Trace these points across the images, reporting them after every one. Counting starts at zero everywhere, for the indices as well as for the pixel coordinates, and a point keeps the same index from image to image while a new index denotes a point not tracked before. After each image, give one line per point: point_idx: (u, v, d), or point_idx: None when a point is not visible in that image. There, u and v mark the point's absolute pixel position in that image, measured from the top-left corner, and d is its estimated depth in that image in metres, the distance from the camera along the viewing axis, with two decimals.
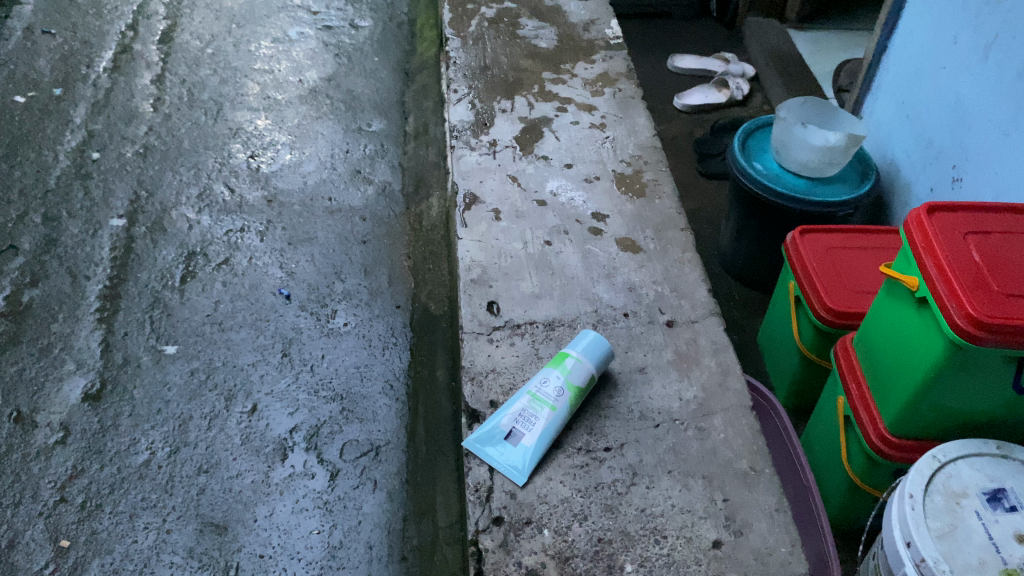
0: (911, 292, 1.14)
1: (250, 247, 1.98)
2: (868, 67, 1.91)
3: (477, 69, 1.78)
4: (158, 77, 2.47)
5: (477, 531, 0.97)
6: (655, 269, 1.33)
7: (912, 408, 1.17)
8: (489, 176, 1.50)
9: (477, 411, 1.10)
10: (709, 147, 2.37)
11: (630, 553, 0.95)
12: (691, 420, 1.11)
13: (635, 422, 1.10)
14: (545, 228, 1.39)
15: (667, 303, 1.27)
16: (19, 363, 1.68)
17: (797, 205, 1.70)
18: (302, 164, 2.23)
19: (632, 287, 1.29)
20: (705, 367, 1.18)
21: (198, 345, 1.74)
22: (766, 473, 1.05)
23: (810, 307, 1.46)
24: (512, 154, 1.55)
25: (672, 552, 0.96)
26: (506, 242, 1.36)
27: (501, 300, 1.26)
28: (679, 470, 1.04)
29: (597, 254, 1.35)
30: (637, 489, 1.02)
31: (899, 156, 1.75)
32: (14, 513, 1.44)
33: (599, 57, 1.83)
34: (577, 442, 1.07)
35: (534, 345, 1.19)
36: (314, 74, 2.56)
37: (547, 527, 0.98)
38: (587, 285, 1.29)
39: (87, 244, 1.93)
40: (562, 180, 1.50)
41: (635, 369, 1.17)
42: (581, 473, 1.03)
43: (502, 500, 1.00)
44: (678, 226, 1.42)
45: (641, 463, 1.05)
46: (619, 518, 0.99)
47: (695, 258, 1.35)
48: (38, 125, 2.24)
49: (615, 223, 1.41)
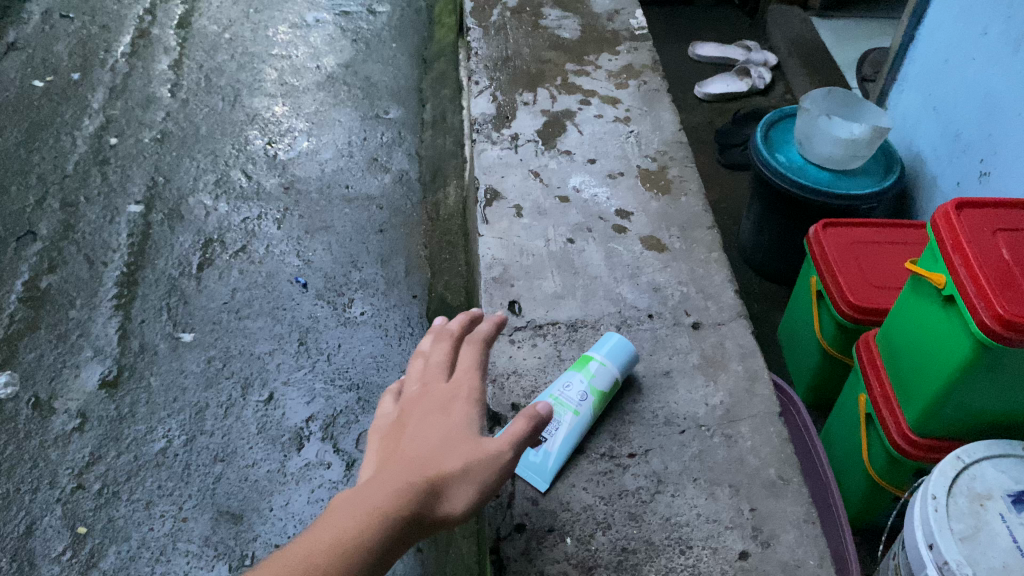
0: (937, 290, 1.11)
1: (267, 235, 1.97)
2: (894, 58, 1.87)
3: (498, 60, 1.76)
4: (176, 62, 2.46)
5: (498, 539, 0.94)
6: (680, 269, 1.31)
7: (936, 408, 1.15)
8: (511, 172, 1.48)
9: (498, 415, 1.08)
10: (730, 137, 2.34)
11: (655, 563, 0.93)
12: (717, 426, 1.08)
13: (659, 427, 1.08)
14: (567, 226, 1.37)
15: (692, 305, 1.25)
16: (37, 350, 1.68)
17: (820, 198, 1.67)
18: (320, 152, 2.22)
19: (656, 288, 1.27)
20: (732, 372, 1.15)
21: (215, 334, 1.74)
22: (794, 483, 1.02)
23: (832, 302, 1.44)
24: (534, 148, 1.53)
25: (698, 563, 0.93)
26: (528, 239, 1.35)
27: (523, 299, 1.25)
28: (704, 478, 1.02)
29: (621, 253, 1.33)
30: (662, 497, 1.00)
31: (924, 150, 1.72)
32: (32, 498, 1.45)
33: (623, 48, 1.81)
34: (600, 447, 1.05)
35: (556, 346, 1.17)
36: (331, 60, 2.54)
37: (570, 535, 0.95)
38: (611, 285, 1.27)
39: (105, 230, 1.92)
40: (585, 175, 1.48)
41: (660, 373, 1.15)
42: (604, 479, 1.01)
43: (523, 507, 0.98)
44: (705, 225, 1.39)
45: (667, 471, 1.03)
46: (643, 527, 0.97)
47: (721, 258, 1.33)
48: (56, 110, 2.23)
49: (640, 221, 1.39)
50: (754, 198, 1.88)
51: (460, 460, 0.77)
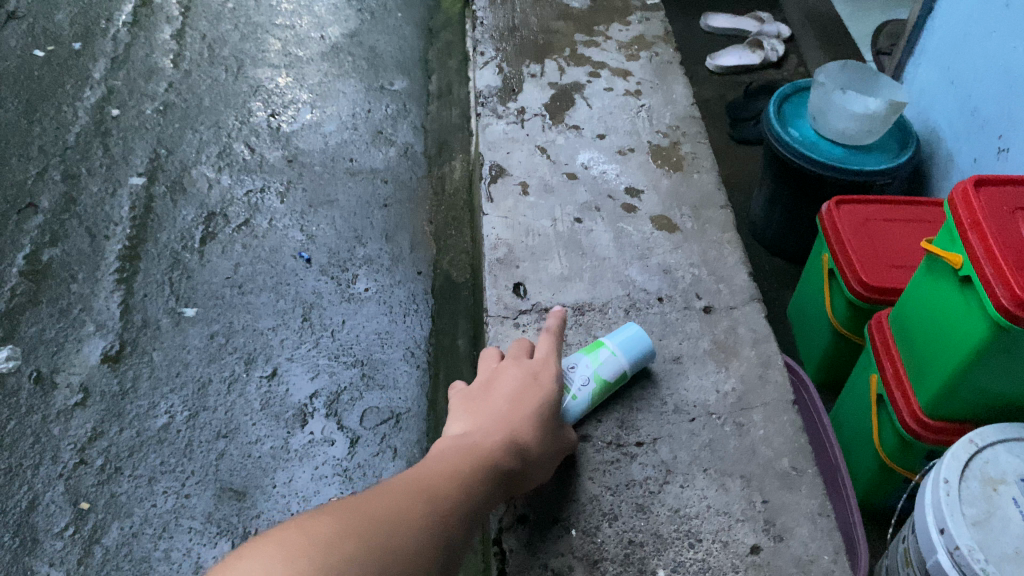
0: (953, 270, 1.08)
1: (270, 209, 1.94)
2: (911, 30, 1.82)
3: (505, 31, 1.72)
4: (179, 32, 2.42)
5: (500, 530, 0.93)
6: (692, 250, 1.28)
7: (950, 390, 1.12)
8: (516, 148, 1.45)
9: None
10: (742, 111, 2.30)
11: (663, 557, 0.91)
12: (728, 414, 1.06)
13: (668, 415, 1.05)
14: (575, 205, 1.34)
15: (704, 288, 1.22)
16: (39, 324, 1.66)
17: (833, 173, 1.63)
18: (324, 124, 2.18)
19: (667, 270, 1.25)
20: (745, 358, 1.13)
21: (218, 309, 1.72)
22: (809, 474, 1.00)
23: (844, 281, 1.41)
24: (541, 123, 1.49)
25: (708, 557, 0.91)
26: (534, 219, 1.32)
27: (528, 281, 1.22)
28: (714, 469, 1.00)
29: (631, 233, 1.30)
30: (671, 488, 0.98)
31: (941, 125, 1.68)
32: (35, 474, 1.44)
33: (634, 19, 1.77)
34: (606, 435, 1.03)
35: (563, 329, 1.15)
36: (336, 31, 2.50)
37: (576, 526, 0.93)
38: (620, 266, 1.25)
39: (107, 203, 1.90)
40: (594, 151, 1.44)
41: (670, 359, 1.12)
42: (611, 469, 0.99)
43: (527, 498, 0.95)
44: (717, 204, 1.36)
45: (676, 460, 1.01)
46: (651, 519, 0.95)
47: (735, 239, 1.30)
48: (58, 81, 2.20)
49: (650, 200, 1.36)
50: (765, 174, 1.85)
51: (546, 436, 0.93)
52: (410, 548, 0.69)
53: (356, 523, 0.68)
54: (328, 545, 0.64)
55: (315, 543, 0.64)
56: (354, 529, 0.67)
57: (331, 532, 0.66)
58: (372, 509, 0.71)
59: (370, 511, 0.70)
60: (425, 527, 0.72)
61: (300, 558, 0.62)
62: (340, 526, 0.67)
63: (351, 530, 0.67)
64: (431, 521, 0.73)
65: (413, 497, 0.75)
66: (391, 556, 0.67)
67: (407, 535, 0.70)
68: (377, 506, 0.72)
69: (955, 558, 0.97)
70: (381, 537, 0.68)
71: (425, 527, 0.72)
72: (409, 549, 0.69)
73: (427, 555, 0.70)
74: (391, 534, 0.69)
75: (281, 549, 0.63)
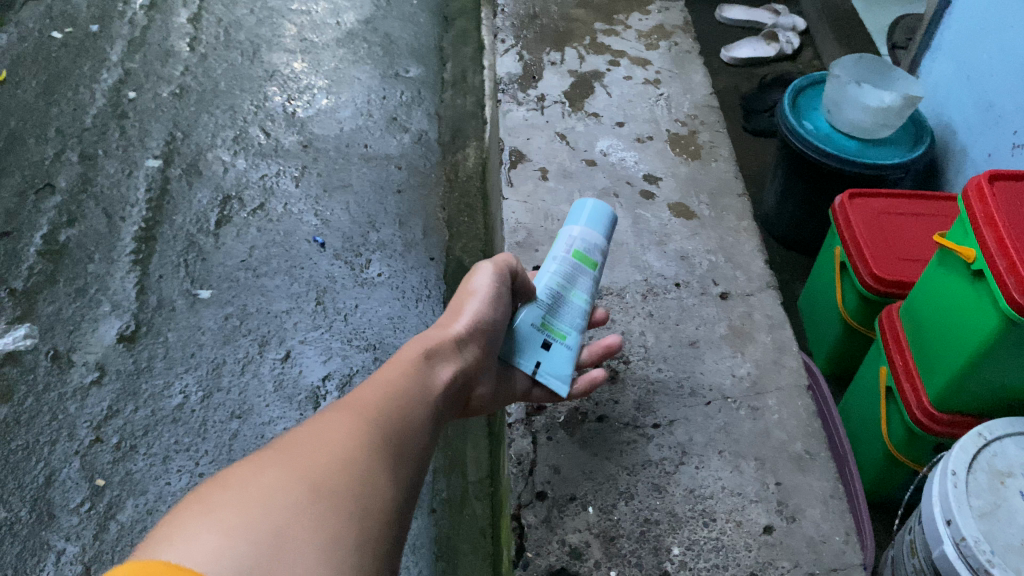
0: (966, 264, 1.09)
1: (285, 193, 1.96)
2: (928, 25, 1.82)
3: (525, 18, 1.71)
4: (195, 16, 2.43)
5: (519, 505, 0.92)
6: (709, 237, 1.28)
7: (959, 383, 1.13)
8: (536, 134, 1.44)
9: None
10: (757, 103, 2.31)
11: (678, 536, 0.91)
12: (743, 399, 1.06)
13: (685, 397, 1.06)
14: (593, 190, 1.34)
15: (721, 273, 1.23)
16: (55, 302, 1.68)
17: (846, 165, 1.64)
18: (339, 110, 2.19)
19: (684, 257, 1.25)
20: (761, 343, 1.13)
21: (232, 291, 1.74)
22: (822, 457, 1.00)
23: (855, 273, 1.42)
24: (561, 110, 1.49)
25: (721, 536, 0.91)
26: (553, 203, 1.29)
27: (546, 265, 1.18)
28: (729, 451, 1.00)
29: (648, 219, 1.30)
30: (687, 469, 0.97)
31: (955, 120, 1.68)
32: (51, 450, 1.46)
33: (654, 8, 1.77)
34: (623, 417, 1.03)
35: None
36: (351, 17, 2.51)
37: (593, 504, 0.93)
38: (637, 251, 1.25)
39: (123, 185, 1.92)
40: (613, 139, 1.44)
41: (686, 342, 1.13)
42: (627, 450, 0.99)
43: (545, 475, 0.95)
44: (734, 192, 1.37)
45: (691, 442, 1.01)
46: (667, 498, 0.94)
47: (751, 227, 1.31)
48: (75, 63, 2.21)
49: (668, 186, 1.36)
50: (778, 166, 1.85)
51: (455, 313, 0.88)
52: (343, 455, 0.62)
53: (280, 455, 0.60)
54: (255, 480, 0.57)
55: (240, 485, 0.56)
56: (278, 461, 0.60)
57: (255, 470, 0.58)
58: (292, 439, 0.63)
59: (291, 440, 0.63)
60: (354, 437, 0.65)
61: (231, 501, 0.54)
62: (260, 464, 0.59)
63: (275, 462, 0.59)
64: (360, 430, 0.66)
65: (335, 416, 0.68)
66: (328, 468, 0.60)
67: (336, 447, 0.63)
68: (297, 436, 0.64)
69: (961, 549, 0.97)
70: (308, 457, 0.61)
71: (356, 435, 0.65)
72: (342, 456, 0.62)
73: (366, 458, 0.64)
74: (316, 451, 0.62)
75: (201, 500, 0.55)
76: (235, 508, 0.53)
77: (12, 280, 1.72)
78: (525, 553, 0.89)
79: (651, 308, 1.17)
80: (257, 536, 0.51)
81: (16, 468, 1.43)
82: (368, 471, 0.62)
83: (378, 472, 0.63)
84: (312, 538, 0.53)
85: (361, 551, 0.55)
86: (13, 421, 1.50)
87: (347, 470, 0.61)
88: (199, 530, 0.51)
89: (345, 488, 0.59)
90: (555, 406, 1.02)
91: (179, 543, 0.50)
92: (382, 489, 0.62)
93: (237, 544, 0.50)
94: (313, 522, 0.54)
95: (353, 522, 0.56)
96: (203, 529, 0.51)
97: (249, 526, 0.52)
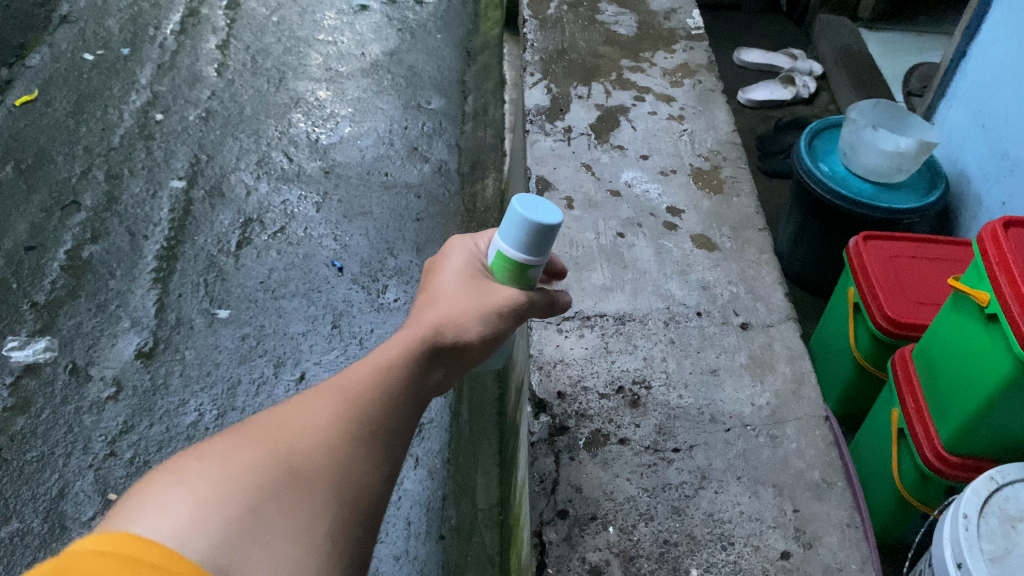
0: (980, 307, 1.10)
1: (305, 218, 1.99)
2: (943, 73, 1.85)
3: (554, 53, 1.69)
4: (224, 42, 2.48)
5: (541, 522, 0.91)
6: (731, 268, 1.25)
7: (971, 425, 1.13)
8: (563, 164, 1.42)
9: (544, 402, 1.04)
10: (772, 144, 2.33)
11: (696, 557, 0.89)
12: (763, 426, 1.03)
13: (705, 424, 1.03)
14: (618, 220, 1.32)
15: (742, 305, 1.19)
16: (76, 317, 1.70)
17: (861, 209, 1.66)
18: (361, 138, 2.23)
19: (706, 286, 1.22)
20: (780, 374, 1.10)
21: (250, 312, 1.76)
22: (839, 486, 0.96)
23: (868, 314, 1.42)
24: (587, 141, 1.47)
25: (740, 560, 0.89)
26: (578, 231, 1.29)
27: (571, 290, 1.19)
28: (749, 477, 0.97)
29: (671, 249, 1.27)
30: (705, 493, 0.95)
31: (970, 166, 1.70)
32: (66, 462, 1.48)
33: (679, 47, 1.74)
34: (644, 440, 1.00)
35: (604, 338, 1.13)
36: (376, 48, 2.56)
37: (613, 524, 0.92)
38: (660, 280, 1.22)
39: (147, 204, 1.95)
40: (637, 171, 1.42)
41: (707, 370, 1.10)
42: (648, 472, 0.97)
43: (567, 493, 0.94)
44: (756, 226, 1.33)
45: (711, 467, 0.98)
46: (686, 521, 0.92)
47: (773, 260, 1.27)
48: (105, 84, 2.26)
49: (691, 219, 1.33)
50: (793, 206, 1.88)
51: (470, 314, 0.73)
52: (330, 440, 0.56)
53: (266, 431, 0.55)
54: (234, 457, 0.52)
55: (220, 459, 0.51)
56: (263, 437, 0.54)
57: (236, 445, 0.53)
58: (280, 414, 0.57)
59: (279, 416, 0.57)
60: (346, 419, 0.58)
61: (208, 474, 0.50)
62: (243, 439, 0.54)
63: (259, 440, 0.54)
64: (355, 409, 0.59)
65: (328, 390, 0.60)
66: (312, 452, 0.54)
67: (324, 429, 0.56)
68: (285, 411, 0.58)
69: None
70: (294, 437, 0.55)
71: (348, 417, 0.58)
72: (330, 441, 0.56)
73: (357, 444, 0.57)
74: (300, 432, 0.55)
75: (177, 468, 0.50)
76: (212, 481, 0.49)
77: (34, 293, 1.74)
78: (546, 569, 0.87)
79: (673, 335, 1.14)
80: (231, 514, 0.47)
81: (31, 480, 1.45)
82: (357, 458, 0.56)
83: (365, 461, 0.56)
84: (284, 530, 0.48)
85: (337, 549, 0.50)
86: (30, 433, 1.51)
87: (332, 457, 0.55)
88: (171, 499, 0.47)
89: (327, 478, 0.53)
90: (578, 428, 1.01)
91: (147, 513, 0.45)
92: (369, 481, 0.56)
93: (208, 521, 0.46)
94: (288, 510, 0.49)
95: (331, 513, 0.51)
96: (173, 500, 0.47)
97: (224, 504, 0.47)
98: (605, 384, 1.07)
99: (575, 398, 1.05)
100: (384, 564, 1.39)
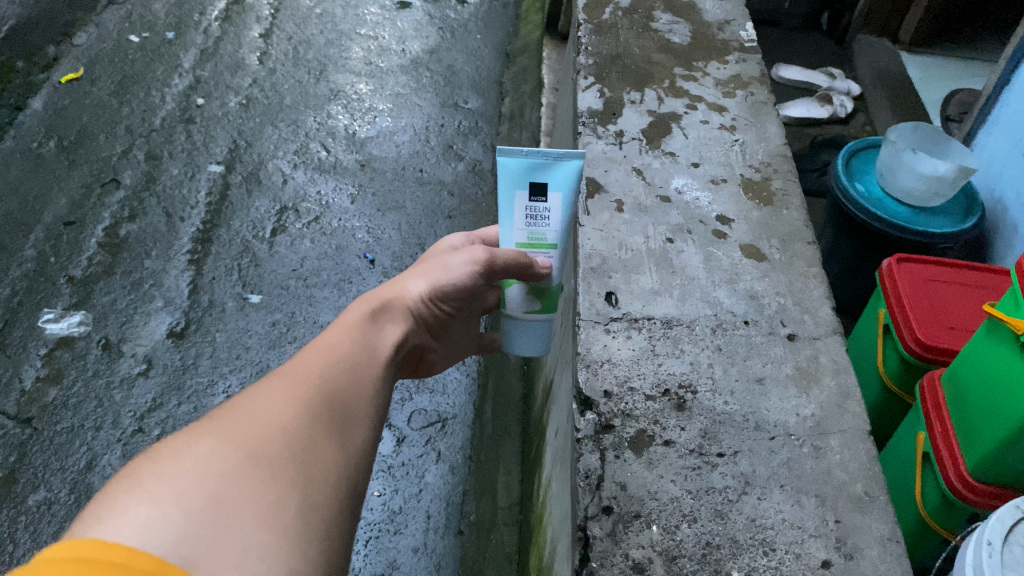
0: (1016, 336, 1.09)
1: (340, 210, 2.01)
2: (986, 100, 1.84)
3: (607, 57, 1.70)
4: (267, 31, 2.51)
5: (586, 517, 0.92)
6: (779, 280, 1.25)
7: (1001, 455, 1.12)
8: (613, 167, 1.43)
9: (590, 400, 1.05)
10: (807, 162, 2.33)
11: (738, 561, 0.90)
12: (807, 437, 1.03)
13: (749, 431, 1.03)
14: (667, 225, 1.32)
15: (789, 316, 1.19)
16: (111, 294, 1.73)
17: (898, 232, 1.66)
18: (397, 133, 2.25)
19: (753, 296, 1.22)
20: (825, 387, 1.10)
21: (282, 299, 1.78)
22: (881, 501, 0.97)
23: (899, 338, 1.41)
24: (638, 146, 1.47)
25: (781, 566, 0.89)
26: (627, 234, 1.29)
27: (619, 292, 1.20)
28: (792, 486, 0.97)
29: (720, 257, 1.28)
30: (748, 499, 0.96)
31: (1009, 195, 1.69)
32: (94, 436, 1.50)
33: (732, 59, 1.74)
34: (689, 443, 1.01)
35: (651, 341, 1.13)
36: (416, 45, 2.58)
37: (656, 523, 0.92)
38: (707, 287, 1.22)
39: (185, 186, 1.97)
40: (687, 178, 1.42)
41: (752, 379, 1.10)
42: (692, 474, 0.98)
43: (612, 490, 0.95)
44: (805, 240, 1.33)
45: (754, 474, 0.99)
46: (728, 525, 0.93)
47: (821, 274, 1.27)
48: (149, 66, 2.29)
49: (740, 229, 1.33)
50: (829, 224, 1.88)
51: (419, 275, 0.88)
52: (282, 426, 0.62)
53: (217, 427, 0.60)
54: (188, 453, 0.57)
55: (173, 456, 0.56)
56: (214, 433, 0.59)
57: (188, 443, 0.58)
58: (231, 411, 0.63)
59: (229, 412, 0.62)
60: (293, 404, 0.65)
61: (165, 472, 0.54)
62: (195, 437, 0.59)
63: (211, 434, 0.59)
64: (301, 396, 0.66)
65: (275, 385, 0.67)
66: (264, 439, 0.60)
67: (274, 417, 0.63)
68: (233, 407, 0.64)
69: None
70: (246, 428, 0.61)
71: (295, 401, 0.65)
72: (280, 427, 0.62)
73: (307, 428, 0.63)
74: (255, 423, 0.61)
75: (133, 473, 0.55)
76: (169, 479, 0.54)
77: (71, 268, 1.76)
78: (589, 563, 0.88)
79: (720, 342, 1.14)
80: (191, 506, 0.52)
81: (60, 451, 1.47)
82: (309, 440, 0.62)
83: (319, 439, 0.63)
84: (245, 511, 0.53)
85: (301, 520, 0.56)
86: (61, 405, 1.54)
87: (285, 440, 0.61)
88: (130, 504, 0.51)
89: (283, 461, 0.59)
90: (623, 427, 1.02)
91: (110, 517, 0.50)
92: (323, 460, 0.62)
93: (170, 517, 0.50)
94: (248, 493, 0.55)
95: (291, 490, 0.57)
96: (134, 502, 0.51)
97: (183, 498, 0.52)
98: (651, 386, 1.07)
99: (621, 397, 1.05)
100: (403, 557, 1.41)
